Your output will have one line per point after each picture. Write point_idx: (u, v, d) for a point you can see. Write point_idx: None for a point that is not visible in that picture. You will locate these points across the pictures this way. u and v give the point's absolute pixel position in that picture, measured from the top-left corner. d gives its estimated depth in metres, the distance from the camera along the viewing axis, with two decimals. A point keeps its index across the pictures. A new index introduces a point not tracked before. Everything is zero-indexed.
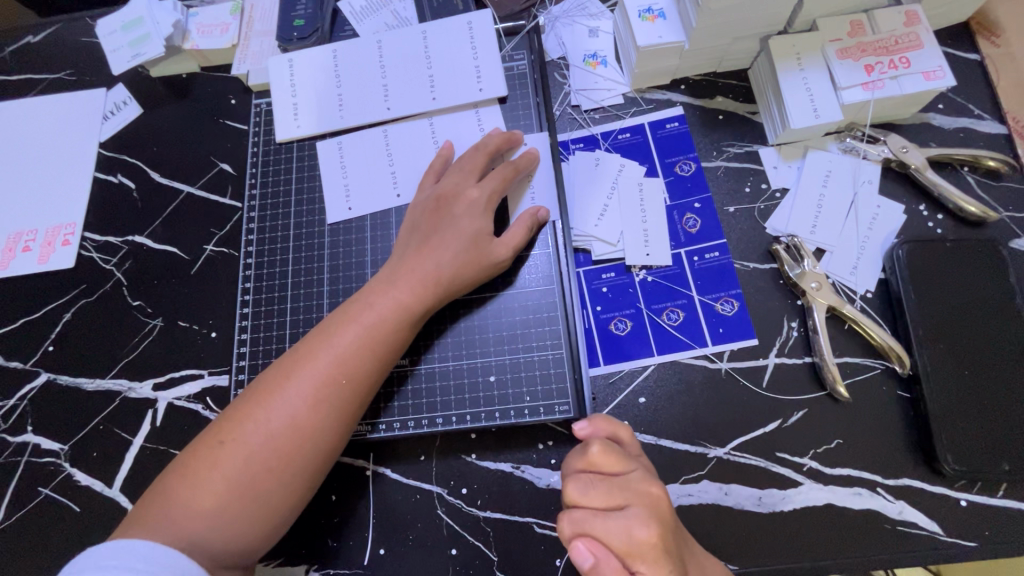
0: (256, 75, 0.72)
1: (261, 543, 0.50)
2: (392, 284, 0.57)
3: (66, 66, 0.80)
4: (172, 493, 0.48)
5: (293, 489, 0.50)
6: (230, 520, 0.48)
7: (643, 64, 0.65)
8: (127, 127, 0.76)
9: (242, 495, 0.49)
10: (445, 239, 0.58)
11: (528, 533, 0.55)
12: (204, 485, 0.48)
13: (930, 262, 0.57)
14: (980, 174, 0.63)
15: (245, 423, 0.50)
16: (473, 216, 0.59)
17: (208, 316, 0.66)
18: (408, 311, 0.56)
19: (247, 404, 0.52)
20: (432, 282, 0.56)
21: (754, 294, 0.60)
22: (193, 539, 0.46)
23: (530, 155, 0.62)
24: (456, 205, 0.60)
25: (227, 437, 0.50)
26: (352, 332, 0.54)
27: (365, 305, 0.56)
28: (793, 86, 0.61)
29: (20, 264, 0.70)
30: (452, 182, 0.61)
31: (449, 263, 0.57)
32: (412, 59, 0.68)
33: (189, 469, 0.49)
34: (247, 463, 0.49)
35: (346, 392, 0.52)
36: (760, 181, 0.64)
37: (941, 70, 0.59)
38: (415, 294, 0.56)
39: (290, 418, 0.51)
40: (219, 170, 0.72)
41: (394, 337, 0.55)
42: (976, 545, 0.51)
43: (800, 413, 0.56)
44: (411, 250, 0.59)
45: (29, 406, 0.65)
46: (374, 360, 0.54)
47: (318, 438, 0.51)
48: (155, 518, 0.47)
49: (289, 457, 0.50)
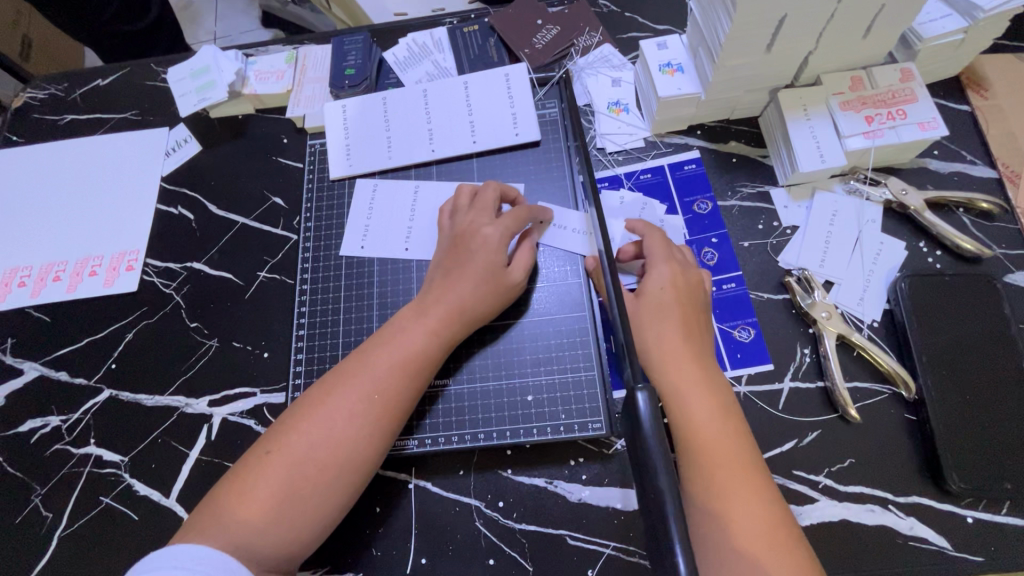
0: (312, 118, 0.79)
1: (301, 550, 0.53)
2: (423, 312, 0.62)
3: (133, 107, 0.87)
4: (225, 500, 0.52)
5: (329, 501, 0.54)
6: (275, 525, 0.51)
7: (663, 112, 0.72)
8: (187, 163, 0.82)
9: (284, 502, 0.52)
10: (466, 272, 0.63)
11: (561, 545, 0.59)
12: (252, 493, 0.52)
13: (931, 294, 0.62)
14: (974, 215, 0.68)
15: (290, 435, 0.54)
16: (489, 251, 0.63)
17: (260, 338, 0.71)
18: (437, 337, 0.60)
19: (292, 418, 0.56)
20: (456, 312, 0.61)
21: (769, 322, 0.65)
22: (241, 544, 0.50)
23: (543, 211, 0.69)
24: (472, 241, 0.64)
25: (273, 447, 0.54)
26: (388, 354, 0.59)
27: (400, 330, 0.61)
28: (800, 134, 0.68)
29: (87, 288, 0.76)
30: (468, 221, 0.65)
31: (470, 293, 0.62)
32: (454, 107, 0.76)
33: (238, 478, 0.53)
34: (289, 471, 0.53)
35: (381, 409, 0.57)
36: (772, 219, 0.70)
37: (934, 121, 0.66)
38: (442, 322, 0.61)
39: (331, 432, 0.55)
40: (272, 203, 0.78)
41: (426, 361, 0.60)
42: (982, 560, 0.55)
43: (814, 434, 0.60)
44: (437, 283, 0.63)
45: (93, 420, 0.69)
46: (406, 381, 0.58)
47: (354, 452, 0.55)
48: (209, 524, 0.51)
49: (329, 467, 0.54)
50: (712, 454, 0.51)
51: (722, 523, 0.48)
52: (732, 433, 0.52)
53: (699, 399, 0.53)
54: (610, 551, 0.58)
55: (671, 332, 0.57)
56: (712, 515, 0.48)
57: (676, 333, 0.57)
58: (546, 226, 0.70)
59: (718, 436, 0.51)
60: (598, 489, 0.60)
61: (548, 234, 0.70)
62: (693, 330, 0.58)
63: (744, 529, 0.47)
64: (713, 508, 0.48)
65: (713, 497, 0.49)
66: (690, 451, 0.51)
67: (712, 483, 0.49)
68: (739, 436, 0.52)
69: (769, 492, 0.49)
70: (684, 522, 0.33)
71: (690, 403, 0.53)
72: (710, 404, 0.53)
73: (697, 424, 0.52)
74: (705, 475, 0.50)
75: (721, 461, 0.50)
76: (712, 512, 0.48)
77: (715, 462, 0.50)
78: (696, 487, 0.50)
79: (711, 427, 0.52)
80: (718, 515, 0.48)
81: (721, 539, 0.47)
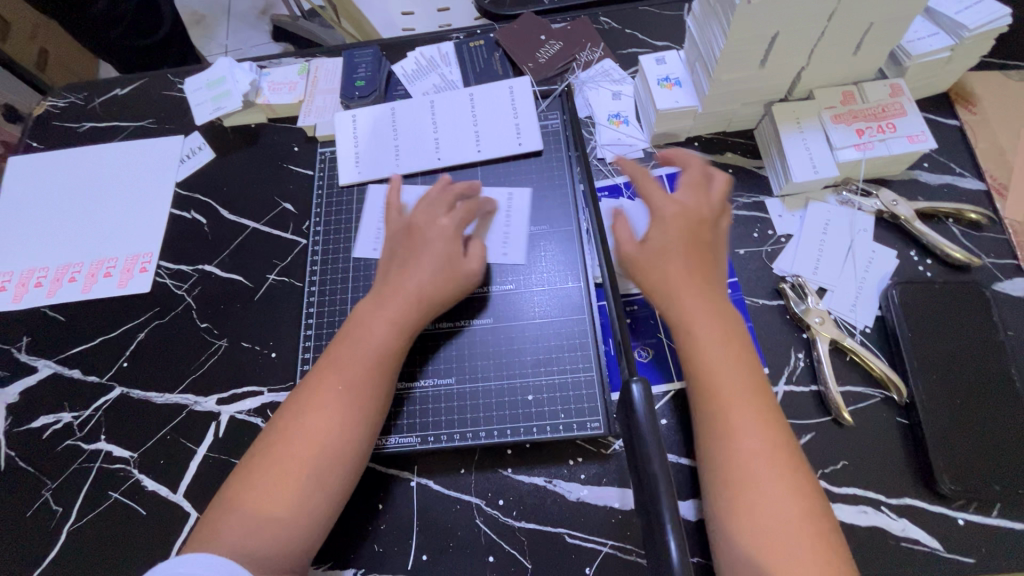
0: (323, 127, 0.82)
1: (304, 549, 0.54)
2: (381, 305, 0.63)
3: (150, 115, 0.90)
4: (225, 510, 0.53)
5: (325, 492, 0.55)
6: (272, 524, 0.53)
7: (661, 124, 0.75)
8: (201, 169, 0.85)
9: (274, 502, 0.53)
10: (422, 262, 0.65)
11: (559, 542, 0.60)
12: (248, 503, 0.53)
13: (921, 301, 0.64)
14: (963, 225, 0.70)
15: (273, 443, 0.56)
16: (446, 242, 0.66)
17: (268, 338, 0.73)
18: (398, 326, 0.62)
19: (272, 429, 0.58)
20: (415, 301, 0.63)
21: (764, 327, 0.67)
22: (243, 544, 0.51)
23: (488, 201, 0.73)
24: (428, 233, 0.67)
25: (260, 454, 0.56)
26: (352, 348, 0.61)
27: (360, 323, 0.62)
28: (793, 145, 0.70)
29: (101, 288, 0.78)
30: (422, 213, 0.68)
31: (428, 281, 0.64)
32: (459, 117, 0.78)
33: (233, 484, 0.55)
34: (272, 471, 0.55)
35: (347, 399, 0.58)
36: (767, 227, 0.72)
37: (923, 135, 0.68)
38: (402, 311, 0.62)
39: (304, 429, 0.56)
40: (282, 209, 0.81)
41: (389, 350, 0.61)
42: (974, 561, 0.56)
43: (808, 436, 0.62)
44: (392, 275, 0.65)
45: (104, 417, 0.71)
46: (369, 370, 0.60)
47: (335, 442, 0.56)
48: (216, 530, 0.52)
49: (308, 462, 0.55)
50: (722, 385, 0.52)
51: (727, 449, 0.49)
52: (742, 362, 0.53)
53: (708, 332, 0.54)
54: (608, 550, 0.59)
55: (684, 267, 0.57)
56: (718, 442, 0.50)
57: (686, 266, 0.57)
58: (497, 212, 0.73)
59: (727, 370, 0.52)
60: (596, 488, 0.62)
61: (494, 227, 0.73)
62: (705, 266, 0.58)
63: (748, 458, 0.48)
64: (718, 436, 0.50)
65: (719, 423, 0.50)
66: (698, 384, 0.53)
67: (719, 409, 0.51)
68: (745, 367, 0.52)
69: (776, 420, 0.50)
70: (679, 518, 0.35)
71: (699, 336, 0.54)
72: (720, 337, 0.54)
73: (707, 357, 0.53)
74: (712, 402, 0.51)
75: (729, 390, 0.51)
76: (717, 438, 0.50)
77: (722, 392, 0.51)
78: (704, 414, 0.52)
79: (719, 360, 0.53)
80: (723, 443, 0.50)
81: (728, 465, 0.49)
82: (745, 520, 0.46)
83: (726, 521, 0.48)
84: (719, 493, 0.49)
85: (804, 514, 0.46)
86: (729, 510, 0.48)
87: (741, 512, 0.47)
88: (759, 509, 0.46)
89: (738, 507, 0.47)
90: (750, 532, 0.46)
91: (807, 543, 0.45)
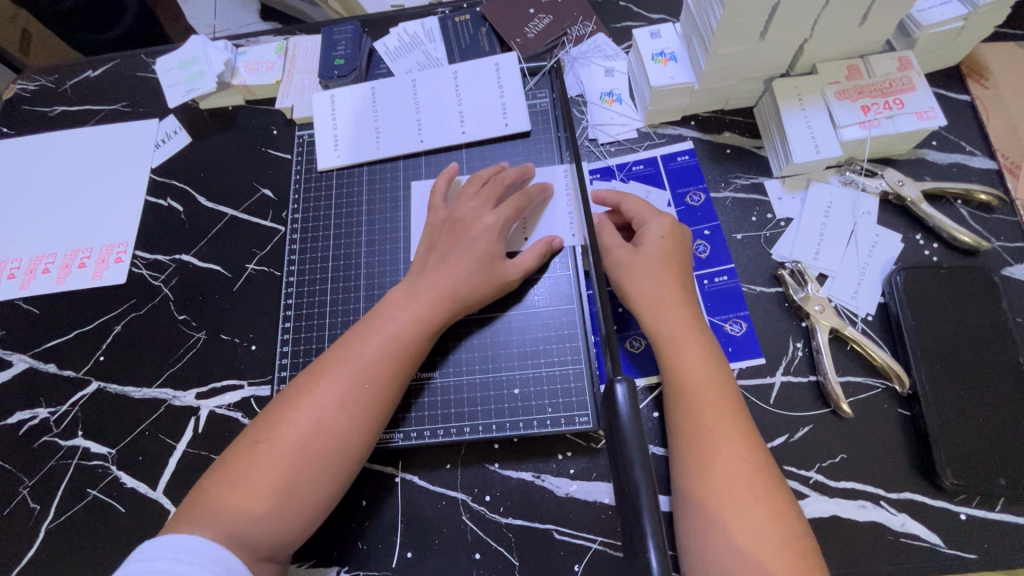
0: (300, 109, 0.78)
1: (295, 539, 0.52)
2: (413, 299, 0.61)
3: (122, 98, 0.86)
4: (214, 491, 0.51)
5: (321, 487, 0.53)
6: (272, 513, 0.51)
7: (656, 102, 0.71)
8: (176, 154, 0.82)
9: (277, 490, 0.51)
10: (462, 259, 0.62)
11: (547, 539, 0.58)
12: (244, 485, 0.51)
13: (926, 287, 0.61)
14: (972, 207, 0.67)
15: (277, 425, 0.54)
16: (488, 239, 0.63)
17: (248, 330, 0.71)
18: (426, 325, 0.60)
19: (278, 408, 0.55)
20: (448, 300, 0.61)
21: (762, 315, 0.64)
22: (233, 532, 0.49)
23: (543, 188, 0.67)
24: (472, 228, 0.64)
25: (262, 437, 0.53)
26: (377, 341, 0.58)
27: (389, 317, 0.60)
28: (795, 124, 0.66)
29: (76, 280, 0.75)
30: (468, 208, 0.65)
31: (465, 280, 0.61)
32: (444, 96, 0.74)
33: (229, 467, 0.52)
34: (282, 458, 0.52)
35: (369, 398, 0.56)
36: (766, 211, 0.69)
37: (932, 111, 0.64)
38: (432, 309, 0.60)
39: (320, 421, 0.54)
40: (261, 195, 0.78)
41: (415, 346, 0.59)
42: (976, 557, 0.54)
43: (805, 428, 0.59)
44: (430, 269, 0.62)
45: (81, 412, 0.69)
46: (395, 370, 0.57)
47: (345, 439, 0.54)
48: (198, 514, 0.50)
49: (316, 457, 0.53)
50: (705, 400, 0.53)
51: (704, 465, 0.50)
52: (721, 377, 0.54)
53: (692, 349, 0.55)
54: (597, 546, 0.57)
55: (666, 285, 0.58)
56: (697, 456, 0.51)
57: (672, 288, 0.58)
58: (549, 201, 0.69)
59: (712, 373, 0.54)
60: (585, 484, 0.60)
61: (550, 212, 0.69)
62: (687, 288, 0.59)
63: (725, 473, 0.49)
64: (696, 450, 0.51)
65: (699, 439, 0.51)
66: (686, 395, 0.53)
67: (699, 424, 0.52)
68: (725, 382, 0.54)
69: (751, 432, 0.51)
70: (658, 515, 0.33)
71: (683, 351, 0.55)
72: (701, 352, 0.55)
73: (690, 373, 0.54)
74: (693, 418, 0.52)
75: (711, 406, 0.52)
76: (697, 451, 0.51)
77: (704, 407, 0.52)
78: (684, 428, 0.53)
79: (701, 377, 0.54)
80: (700, 458, 0.50)
81: (704, 481, 0.49)
82: (721, 535, 0.47)
83: (699, 534, 0.48)
84: (694, 506, 0.49)
85: (780, 523, 0.46)
86: (705, 523, 0.48)
87: (715, 528, 0.47)
88: (733, 525, 0.47)
89: (714, 522, 0.48)
90: (722, 546, 0.46)
91: (782, 554, 0.45)
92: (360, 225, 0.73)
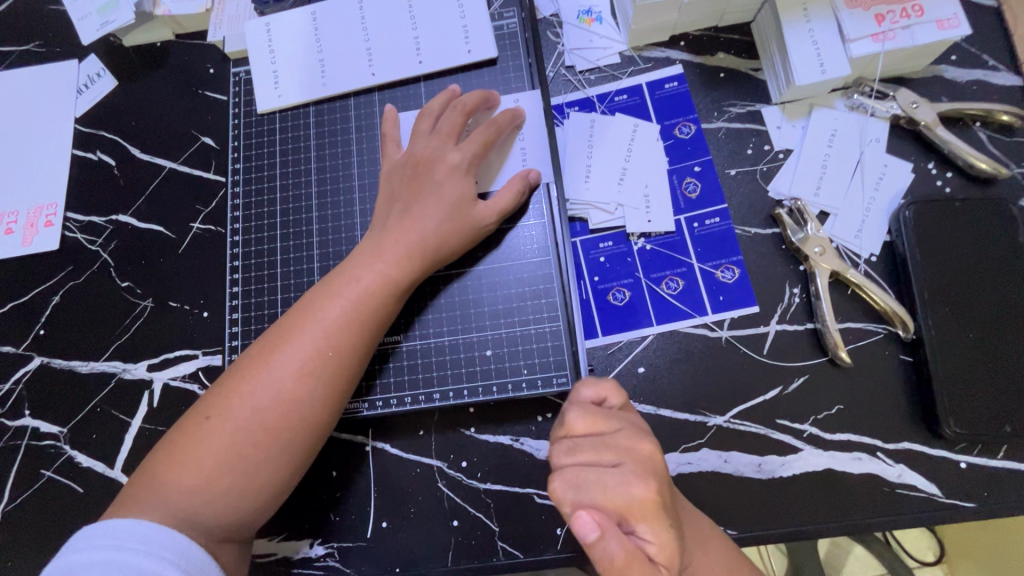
0: (232, 41, 0.68)
1: (255, 517, 0.49)
2: (378, 255, 0.54)
3: (33, 37, 0.75)
4: (161, 473, 0.47)
5: (284, 465, 0.49)
6: (225, 492, 0.47)
7: (640, 19, 0.61)
8: (102, 101, 0.72)
9: (231, 468, 0.47)
10: (426, 208, 0.55)
11: (528, 503, 0.56)
12: (195, 462, 0.47)
13: (935, 222, 0.56)
14: (991, 129, 0.60)
15: (231, 399, 0.49)
16: (454, 182, 0.56)
17: (199, 296, 0.65)
18: (394, 285, 0.54)
19: (233, 378, 0.50)
20: (417, 252, 0.54)
21: (756, 260, 0.59)
22: (185, 513, 0.45)
23: (514, 113, 0.59)
24: (437, 170, 0.56)
25: (215, 412, 0.48)
26: (339, 305, 0.52)
27: (353, 278, 0.53)
28: (798, 38, 0.58)
29: (4, 247, 0.68)
30: (427, 147, 0.57)
31: (434, 229, 0.55)
32: (395, 20, 0.65)
33: (177, 444, 0.48)
34: (237, 435, 0.48)
35: (333, 368, 0.50)
36: (763, 142, 0.62)
37: (955, 19, 0.56)
38: (400, 265, 0.54)
39: (277, 393, 0.49)
40: (201, 143, 0.69)
41: (382, 310, 0.53)
42: (974, 506, 0.52)
43: (801, 378, 0.55)
44: (392, 222, 0.56)
45: (26, 390, 0.64)
46: (361, 335, 0.52)
47: (307, 413, 0.50)
48: (146, 494, 0.46)
49: (276, 434, 0.49)
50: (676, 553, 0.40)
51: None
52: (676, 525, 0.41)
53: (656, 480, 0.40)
54: None
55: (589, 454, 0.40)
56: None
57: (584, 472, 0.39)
58: (521, 130, 0.61)
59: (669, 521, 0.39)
60: None
61: (516, 146, 0.60)
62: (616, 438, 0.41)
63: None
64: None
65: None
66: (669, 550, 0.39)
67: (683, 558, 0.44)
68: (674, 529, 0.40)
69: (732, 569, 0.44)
70: None
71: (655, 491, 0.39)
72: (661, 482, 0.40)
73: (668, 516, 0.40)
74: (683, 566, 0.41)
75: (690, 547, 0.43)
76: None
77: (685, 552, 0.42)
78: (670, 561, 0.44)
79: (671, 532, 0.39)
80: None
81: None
82: None
83: None
84: None
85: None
86: None
87: None
88: None
89: None
90: None
91: None
92: (309, 175, 0.65)
